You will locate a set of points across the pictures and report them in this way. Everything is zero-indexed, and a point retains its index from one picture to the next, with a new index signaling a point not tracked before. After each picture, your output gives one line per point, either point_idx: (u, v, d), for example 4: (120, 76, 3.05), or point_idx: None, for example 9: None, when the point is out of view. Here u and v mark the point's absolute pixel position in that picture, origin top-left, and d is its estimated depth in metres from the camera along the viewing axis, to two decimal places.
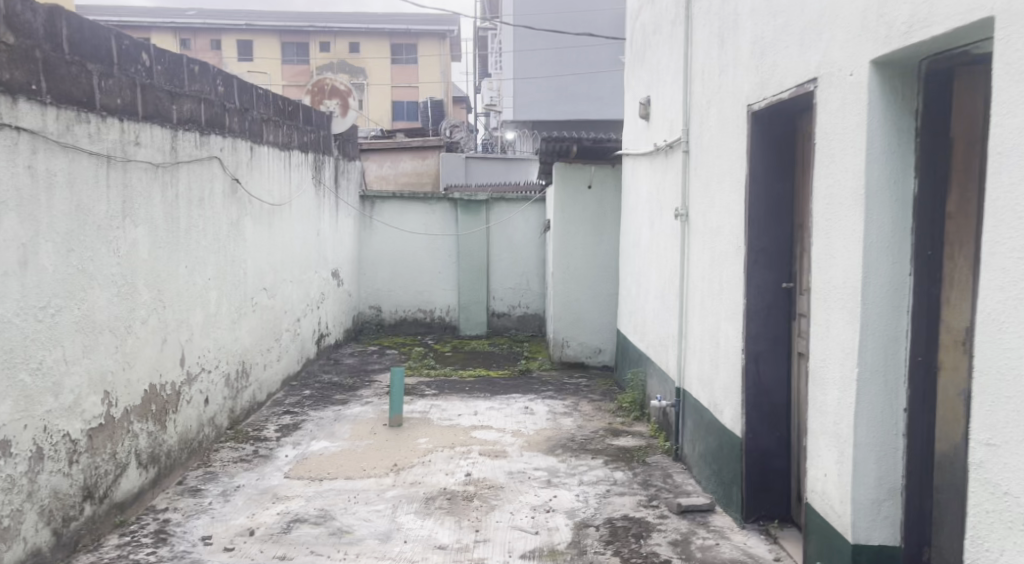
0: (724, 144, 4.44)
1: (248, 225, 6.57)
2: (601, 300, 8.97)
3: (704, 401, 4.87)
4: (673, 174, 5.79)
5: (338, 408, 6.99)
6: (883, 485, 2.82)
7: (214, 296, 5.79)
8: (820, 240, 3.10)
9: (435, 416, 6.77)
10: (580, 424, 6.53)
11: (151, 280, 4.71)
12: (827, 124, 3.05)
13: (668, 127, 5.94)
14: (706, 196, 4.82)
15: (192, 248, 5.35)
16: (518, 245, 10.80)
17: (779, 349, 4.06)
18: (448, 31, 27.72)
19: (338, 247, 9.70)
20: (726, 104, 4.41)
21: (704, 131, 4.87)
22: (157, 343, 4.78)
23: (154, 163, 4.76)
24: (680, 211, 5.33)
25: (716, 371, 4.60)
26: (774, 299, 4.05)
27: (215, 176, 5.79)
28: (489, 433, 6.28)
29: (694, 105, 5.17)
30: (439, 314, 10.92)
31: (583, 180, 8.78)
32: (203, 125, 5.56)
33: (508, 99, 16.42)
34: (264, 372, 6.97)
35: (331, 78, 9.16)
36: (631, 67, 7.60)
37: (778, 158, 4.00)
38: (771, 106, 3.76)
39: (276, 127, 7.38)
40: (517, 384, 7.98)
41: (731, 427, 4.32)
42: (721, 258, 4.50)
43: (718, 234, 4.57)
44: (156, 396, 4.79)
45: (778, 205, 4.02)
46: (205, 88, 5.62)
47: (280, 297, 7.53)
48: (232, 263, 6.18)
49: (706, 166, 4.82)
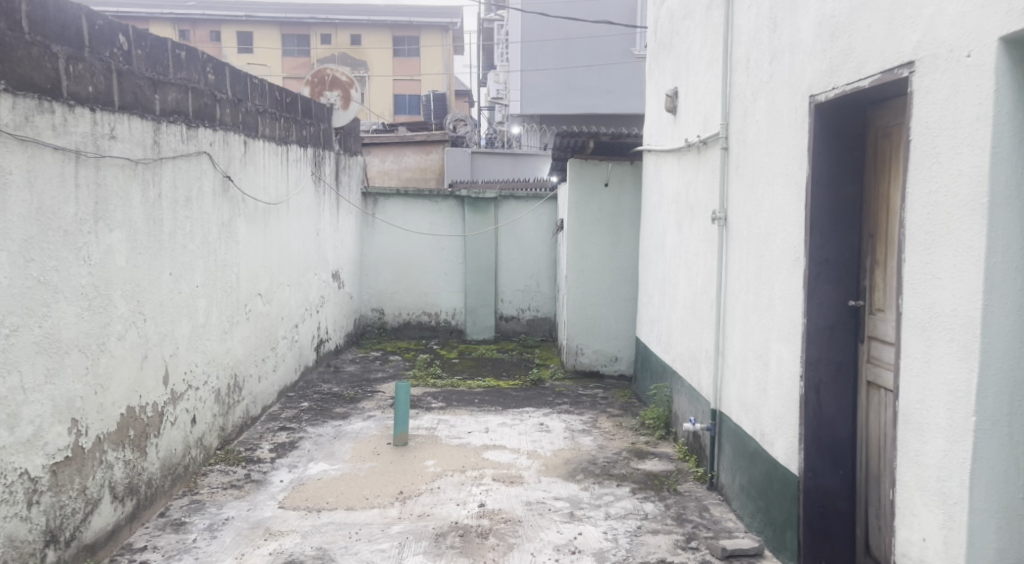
0: (777, 139, 3.92)
1: (241, 226, 6.05)
2: (619, 304, 8.45)
3: (748, 428, 4.37)
4: (708, 173, 5.27)
5: (339, 423, 6.49)
6: (1005, 560, 2.31)
7: (204, 305, 5.28)
8: (918, 256, 2.59)
9: (443, 433, 6.25)
10: (601, 444, 6.04)
11: (129, 290, 4.19)
12: (929, 118, 2.53)
13: (702, 122, 5.42)
14: (753, 199, 4.30)
15: (177, 254, 4.84)
16: (528, 245, 10.30)
17: (844, 376, 3.54)
18: (451, 24, 27.18)
19: (339, 248, 9.18)
20: (780, 95, 3.89)
21: (751, 126, 4.36)
22: (136, 360, 4.26)
23: (133, 159, 4.24)
24: (718, 213, 4.83)
25: (765, 397, 4.09)
26: (839, 318, 3.53)
27: (204, 173, 5.27)
28: (502, 455, 5.77)
29: (736, 98, 4.66)
30: (445, 318, 10.41)
31: (600, 178, 8.26)
32: (191, 118, 5.03)
33: (516, 93, 15.42)
34: (258, 384, 6.46)
35: (333, 69, 8.74)
36: (655, 56, 7.08)
37: (845, 157, 3.48)
38: (842, 96, 3.24)
39: (273, 120, 6.87)
40: (530, 396, 7.47)
41: (783, 462, 3.81)
42: (773, 270, 3.98)
43: (768, 243, 4.06)
44: (134, 420, 4.26)
45: (844, 211, 3.50)
46: (192, 76, 5.09)
47: (277, 303, 7.02)
48: (224, 268, 5.66)
49: (753, 165, 4.31)
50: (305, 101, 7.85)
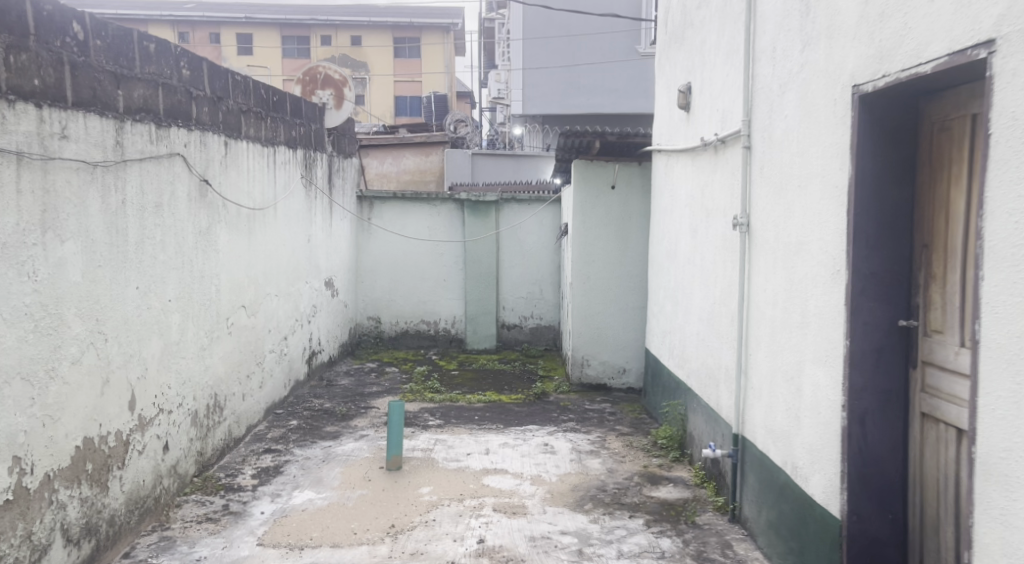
0: (811, 136, 3.48)
1: (222, 233, 5.62)
2: (627, 314, 7.99)
3: (777, 459, 3.92)
4: (727, 175, 4.83)
5: (328, 444, 6.04)
6: None
7: (178, 320, 4.84)
8: (1002, 274, 2.15)
9: (440, 456, 5.81)
10: (611, 467, 5.59)
11: (85, 308, 3.75)
12: (1018, 107, 2.10)
13: (720, 119, 4.98)
14: (782, 204, 3.87)
15: (146, 265, 4.40)
16: (530, 250, 9.87)
17: (894, 406, 3.10)
18: (452, 24, 26.74)
19: (332, 255, 8.75)
20: (815, 87, 3.45)
21: (780, 122, 3.92)
22: (94, 386, 3.82)
23: (90, 161, 3.80)
24: (741, 220, 4.39)
25: (798, 426, 3.64)
26: (888, 340, 3.09)
27: (178, 176, 4.83)
28: (503, 480, 5.32)
29: (761, 91, 4.21)
30: (444, 326, 9.96)
31: (606, 180, 7.82)
32: (162, 117, 4.60)
33: (518, 93, 14.62)
34: (241, 403, 6.02)
35: (326, 67, 8.31)
36: (665, 50, 6.64)
37: (895, 156, 3.04)
38: (895, 85, 2.81)
39: (258, 120, 6.43)
40: (533, 412, 7.02)
41: (820, 502, 3.36)
42: (806, 284, 3.55)
43: (800, 252, 3.62)
44: (92, 453, 3.83)
45: (893, 217, 3.06)
46: (163, 71, 4.66)
47: (263, 315, 6.57)
48: (202, 279, 5.23)
49: (782, 165, 3.88)
50: (295, 100, 7.42)
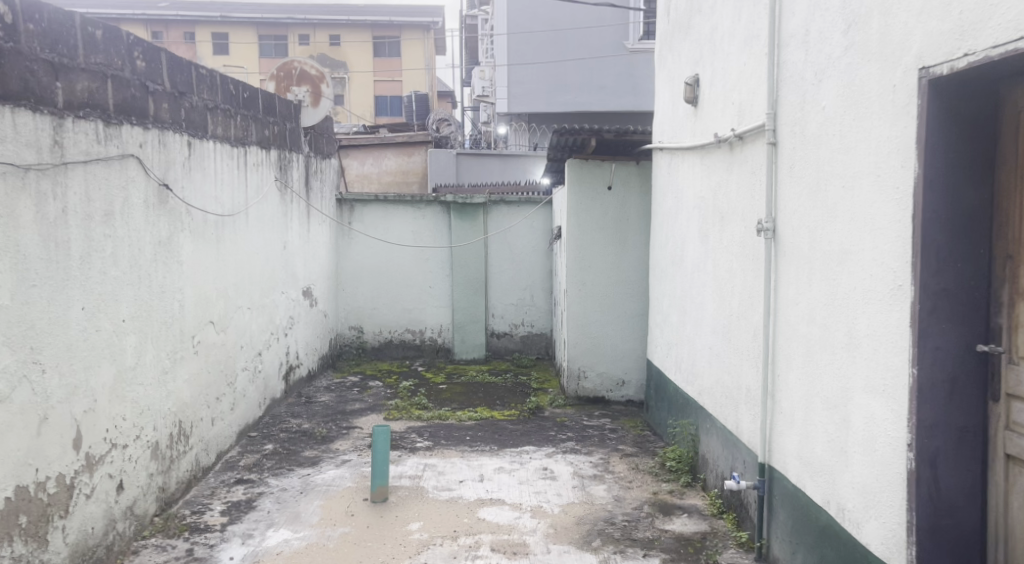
0: (859, 130, 3.01)
1: (186, 243, 5.08)
2: (626, 322, 7.51)
3: (816, 497, 3.45)
4: (746, 174, 4.36)
5: (307, 472, 5.52)
6: None
7: (134, 342, 4.30)
8: None
9: (430, 484, 5.29)
10: (618, 495, 5.11)
11: (15, 335, 3.23)
12: None
13: (738, 113, 4.51)
14: (821, 207, 3.40)
15: (94, 282, 3.85)
16: (520, 255, 9.38)
17: (971, 446, 2.64)
18: (432, 23, 26.24)
19: (310, 263, 8.22)
20: (864, 71, 2.98)
21: (815, 115, 3.45)
22: (28, 426, 3.30)
23: (20, 164, 3.29)
24: (766, 225, 3.92)
25: (845, 462, 3.17)
26: (964, 368, 2.62)
27: (133, 180, 4.29)
28: (500, 513, 4.83)
29: (790, 80, 3.74)
30: (430, 336, 9.45)
31: (602, 180, 7.34)
32: (112, 114, 4.05)
33: (503, 90, 13.84)
34: (209, 429, 5.48)
35: (301, 62, 7.76)
36: (667, 40, 6.17)
37: (973, 151, 2.57)
38: (981, 66, 2.36)
39: (226, 117, 5.89)
40: (528, 431, 6.52)
41: (877, 555, 2.90)
42: (854, 299, 3.07)
43: (846, 264, 3.15)
44: (27, 504, 3.30)
45: (971, 223, 2.59)
46: (113, 62, 4.13)
47: (233, 330, 6.03)
48: (162, 296, 4.68)
49: (820, 163, 3.41)
50: (268, 97, 6.88)
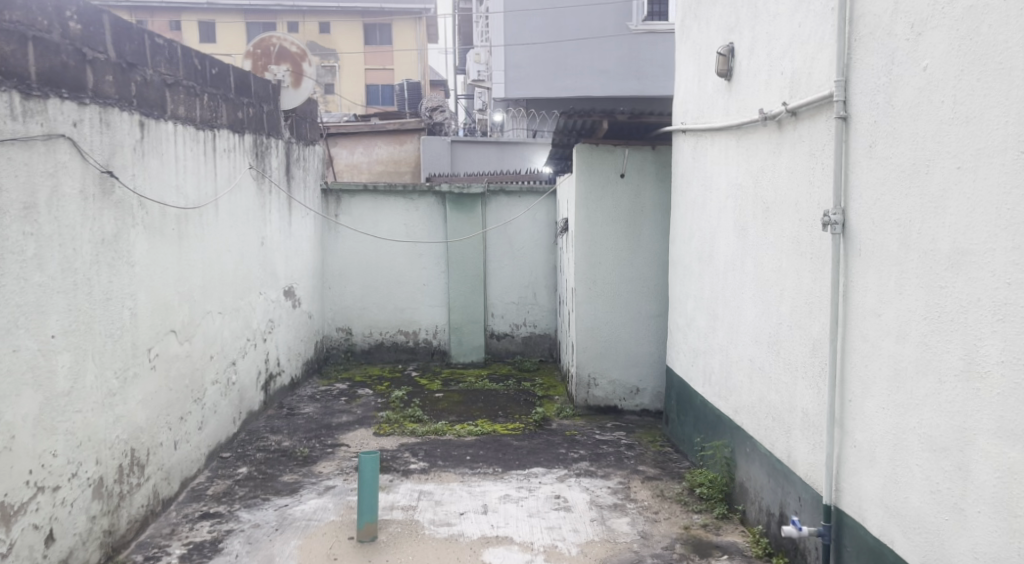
0: (991, 94, 2.30)
1: (140, 240, 4.35)
2: (642, 324, 6.79)
3: (912, 560, 2.74)
4: (804, 158, 3.65)
5: (284, 503, 4.81)
6: None
7: (69, 362, 3.56)
8: None
9: (426, 518, 4.57)
10: (644, 530, 4.41)
11: None
12: None
13: (791, 84, 3.79)
14: (920, 196, 2.68)
15: (9, 292, 3.13)
16: (521, 249, 8.66)
17: None
18: (425, 10, 25.44)
19: (292, 259, 7.48)
20: (999, 16, 2.26)
21: (911, 78, 2.73)
22: None
23: None
24: (833, 218, 3.21)
25: (960, 522, 2.46)
26: None
27: (66, 168, 3.55)
28: (508, 556, 4.12)
29: (872, 38, 3.00)
30: (425, 337, 8.72)
31: (614, 167, 6.61)
32: (35, 85, 3.31)
33: (500, 74, 13.05)
34: (172, 452, 4.76)
35: (279, 37, 7.12)
36: (692, 5, 5.42)
37: None
38: None
39: (190, 94, 5.14)
40: (536, 449, 5.81)
41: None
42: (977, 315, 2.37)
43: (963, 270, 2.44)
44: None
45: None
46: (35, 22, 3.39)
47: (201, 338, 5.30)
48: (107, 305, 3.94)
49: (917, 140, 2.69)
50: (241, 75, 6.13)
